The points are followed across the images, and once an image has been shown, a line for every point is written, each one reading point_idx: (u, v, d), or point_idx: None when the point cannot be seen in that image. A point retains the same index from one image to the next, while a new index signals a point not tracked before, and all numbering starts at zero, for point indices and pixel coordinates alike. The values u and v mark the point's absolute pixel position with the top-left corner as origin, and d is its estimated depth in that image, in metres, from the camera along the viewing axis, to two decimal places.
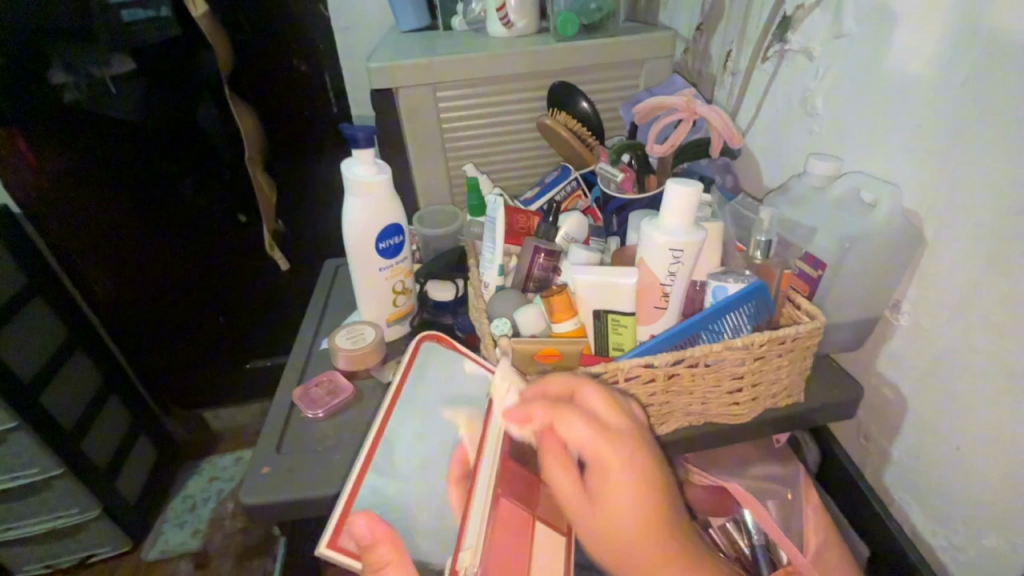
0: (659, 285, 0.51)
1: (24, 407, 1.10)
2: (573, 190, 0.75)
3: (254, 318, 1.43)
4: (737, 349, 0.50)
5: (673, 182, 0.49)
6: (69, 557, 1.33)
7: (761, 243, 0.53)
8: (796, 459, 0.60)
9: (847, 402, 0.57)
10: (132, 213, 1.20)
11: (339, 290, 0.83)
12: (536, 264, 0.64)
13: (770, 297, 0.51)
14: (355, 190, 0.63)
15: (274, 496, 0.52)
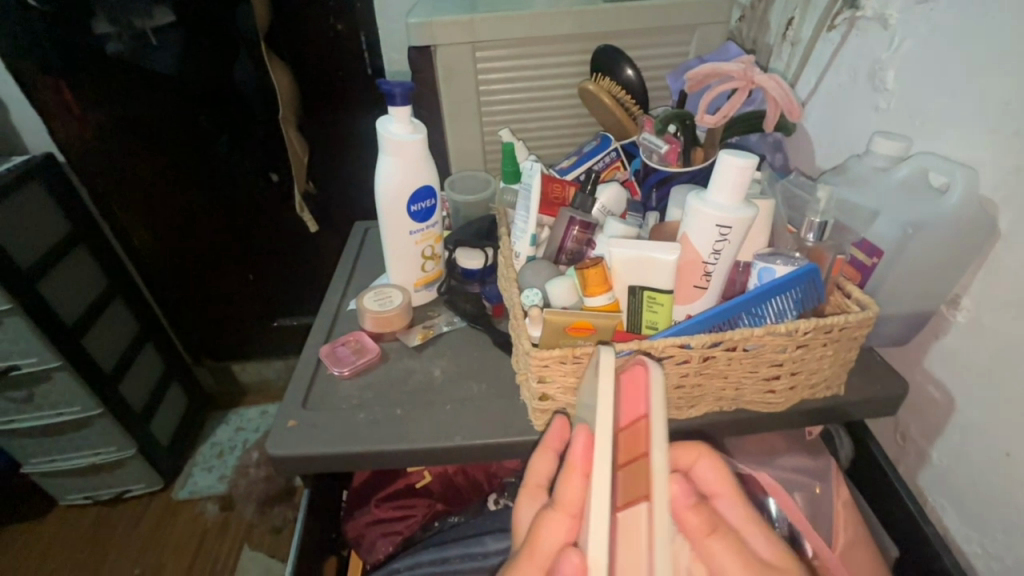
0: (702, 262, 0.49)
1: (68, 349, 1.16)
2: (612, 161, 0.72)
3: (283, 277, 1.46)
4: (780, 334, 0.47)
5: (726, 153, 0.46)
6: (106, 490, 1.42)
7: (814, 224, 0.50)
8: (827, 453, 0.58)
9: (889, 399, 0.54)
10: (170, 165, 1.23)
11: (368, 252, 0.83)
12: (569, 237, 0.62)
13: (821, 282, 0.48)
14: (391, 149, 0.62)
15: (299, 449, 0.53)
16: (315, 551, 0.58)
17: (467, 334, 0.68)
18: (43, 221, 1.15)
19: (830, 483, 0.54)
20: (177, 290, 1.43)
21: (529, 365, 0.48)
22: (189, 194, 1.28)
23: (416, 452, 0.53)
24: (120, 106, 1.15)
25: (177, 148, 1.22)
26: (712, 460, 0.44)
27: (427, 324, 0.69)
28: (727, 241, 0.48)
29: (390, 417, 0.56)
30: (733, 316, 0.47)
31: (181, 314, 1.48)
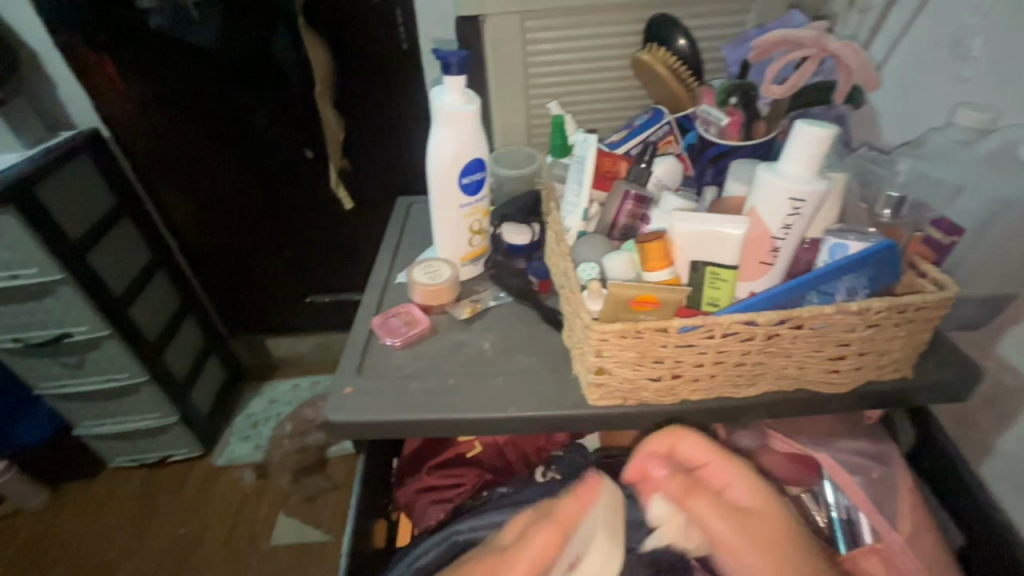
0: (771, 238, 0.47)
1: (117, 318, 1.21)
2: (664, 135, 0.69)
3: (317, 254, 1.48)
4: (851, 313, 0.45)
5: (803, 122, 0.44)
6: (152, 454, 1.48)
7: (891, 199, 0.48)
8: (888, 439, 0.56)
9: (958, 384, 0.52)
10: (210, 141, 1.26)
11: (412, 227, 0.83)
12: (623, 212, 0.61)
13: (898, 260, 0.45)
14: (445, 120, 0.62)
15: (355, 416, 0.54)
16: (368, 516, 0.59)
17: (515, 309, 0.68)
18: (93, 194, 1.20)
19: (894, 468, 0.54)
20: (217, 264, 1.47)
21: (588, 339, 0.48)
22: (229, 169, 1.31)
23: (470, 422, 0.54)
24: (164, 82, 1.17)
25: (218, 123, 1.24)
26: (688, 441, 0.52)
27: (474, 298, 0.69)
28: (800, 216, 0.46)
29: (443, 387, 0.57)
30: (802, 293, 0.46)
31: (220, 288, 1.53)
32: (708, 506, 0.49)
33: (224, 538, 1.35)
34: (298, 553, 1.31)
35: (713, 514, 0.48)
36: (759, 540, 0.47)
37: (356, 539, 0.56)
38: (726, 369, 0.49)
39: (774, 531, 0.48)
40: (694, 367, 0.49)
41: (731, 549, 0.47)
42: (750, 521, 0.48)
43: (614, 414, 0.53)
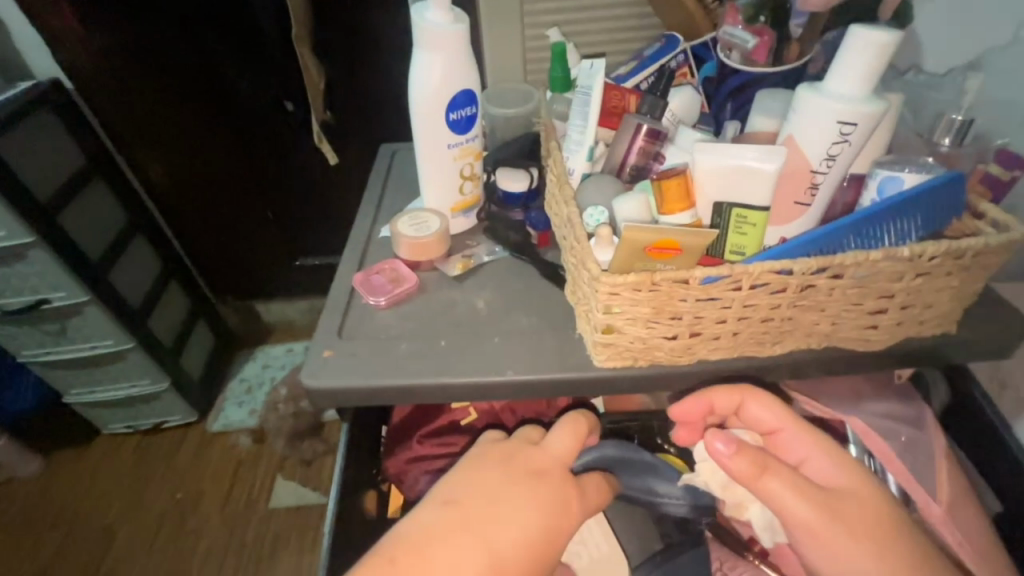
0: (810, 171, 0.41)
1: (93, 282, 1.13)
2: (680, 64, 0.60)
3: (303, 212, 1.39)
4: (900, 259, 0.39)
5: (857, 29, 0.37)
6: (145, 420, 1.44)
7: (953, 124, 0.41)
8: (920, 399, 0.51)
9: (1006, 339, 0.47)
10: (177, 88, 1.15)
11: (397, 176, 0.75)
12: (633, 150, 0.54)
13: (959, 197, 0.39)
14: (431, 44, 0.53)
15: (336, 382, 0.49)
16: (355, 488, 0.55)
17: (511, 264, 0.61)
18: (56, 149, 1.10)
19: (927, 433, 0.48)
20: (196, 226, 1.38)
21: (595, 294, 0.41)
22: (204, 122, 1.20)
23: (463, 387, 0.48)
24: (127, 24, 1.07)
25: (189, 69, 1.13)
26: (759, 400, 0.46)
27: (467, 252, 0.63)
28: (847, 145, 0.39)
29: (434, 349, 0.51)
30: (845, 237, 0.39)
31: (202, 250, 1.44)
32: (785, 486, 0.40)
33: (221, 502, 1.34)
34: (297, 516, 1.30)
35: (792, 500, 0.39)
36: (851, 520, 0.39)
37: (342, 513, 0.52)
38: (750, 326, 0.44)
39: (868, 512, 0.40)
40: (715, 323, 0.43)
41: (819, 538, 0.39)
42: (837, 499, 0.40)
43: (623, 376, 0.47)
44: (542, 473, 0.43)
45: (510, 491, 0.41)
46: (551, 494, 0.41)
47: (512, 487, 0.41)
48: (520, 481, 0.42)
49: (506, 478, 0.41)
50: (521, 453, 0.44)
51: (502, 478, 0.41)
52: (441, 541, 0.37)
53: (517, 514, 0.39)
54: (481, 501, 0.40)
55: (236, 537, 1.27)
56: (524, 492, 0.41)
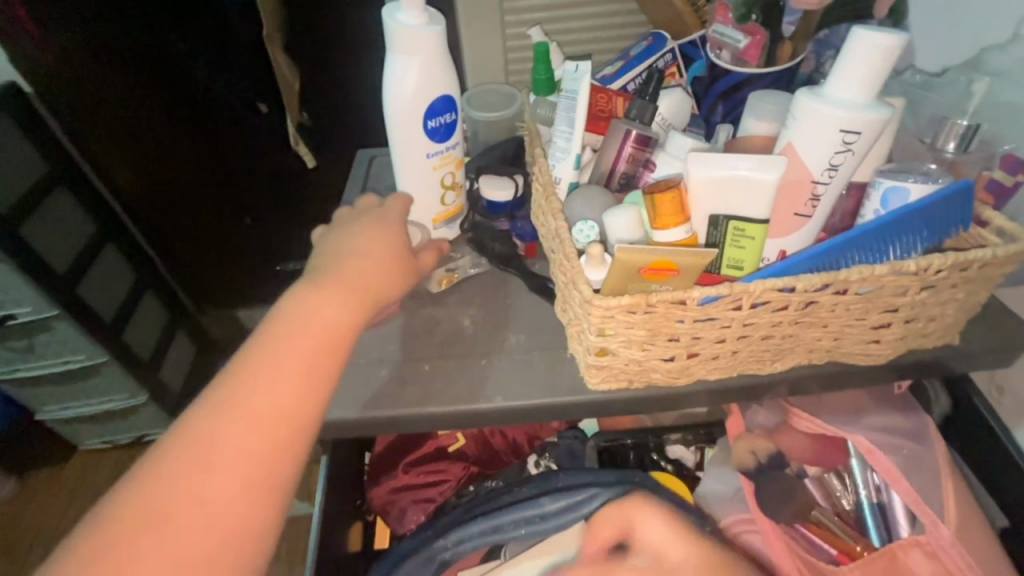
0: (811, 182, 0.38)
1: (62, 296, 1.08)
2: (668, 64, 0.58)
3: (283, 216, 1.33)
4: (906, 273, 0.37)
5: (859, 30, 0.35)
6: (124, 435, 1.39)
7: (958, 130, 0.38)
8: (921, 409, 0.50)
9: (1010, 347, 0.46)
10: (142, 90, 1.09)
11: (375, 185, 0.72)
12: (623, 157, 0.51)
13: (967, 207, 0.37)
14: (406, 46, 0.50)
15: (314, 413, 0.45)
16: (339, 520, 0.52)
17: (497, 278, 0.59)
18: (16, 158, 1.03)
19: (931, 448, 0.47)
20: (170, 234, 1.31)
21: (588, 317, 0.39)
22: (175, 127, 1.15)
23: (449, 415, 0.46)
24: (88, 22, 1.00)
25: (156, 72, 1.07)
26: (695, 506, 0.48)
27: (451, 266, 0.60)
28: (849, 154, 0.37)
29: (417, 374, 0.48)
30: (849, 250, 0.37)
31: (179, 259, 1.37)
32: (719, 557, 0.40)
33: None
34: None
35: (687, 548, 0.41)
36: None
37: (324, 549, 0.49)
38: (751, 345, 0.42)
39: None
40: (714, 343, 0.41)
41: None
42: None
43: (618, 398, 0.45)
44: (364, 251, 0.45)
45: (339, 274, 0.43)
46: (394, 266, 0.46)
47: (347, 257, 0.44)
48: (350, 253, 0.45)
49: (328, 277, 0.42)
50: (347, 238, 0.47)
51: (313, 287, 0.41)
52: (274, 380, 0.36)
53: (366, 281, 0.43)
54: (309, 309, 0.39)
55: None
56: (359, 267, 0.44)
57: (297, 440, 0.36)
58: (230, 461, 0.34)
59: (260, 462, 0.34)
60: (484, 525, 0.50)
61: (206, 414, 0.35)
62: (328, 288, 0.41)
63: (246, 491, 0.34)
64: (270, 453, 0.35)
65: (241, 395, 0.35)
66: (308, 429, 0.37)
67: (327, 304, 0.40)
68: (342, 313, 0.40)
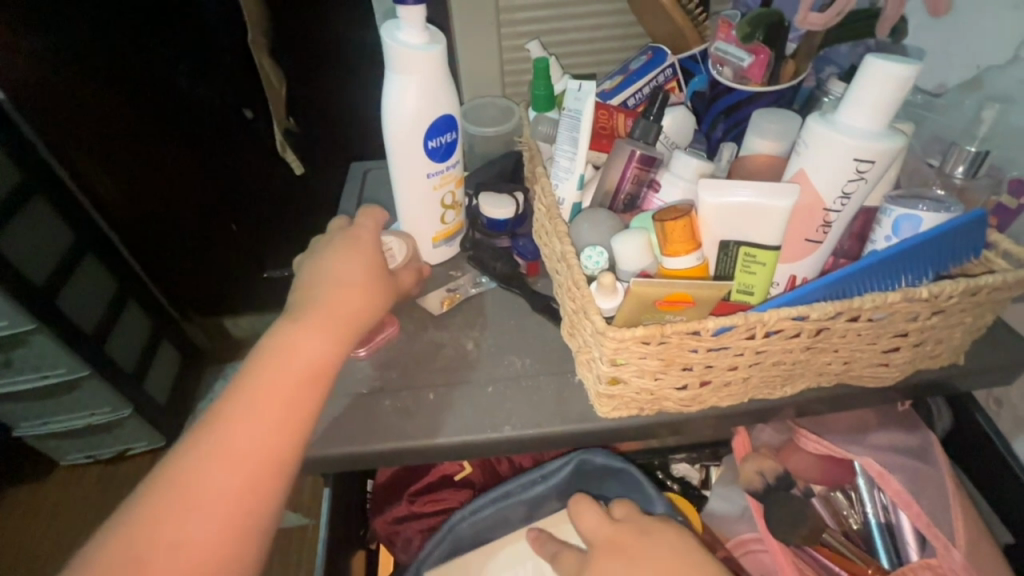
0: (823, 209, 0.38)
1: (42, 310, 1.04)
2: (668, 79, 0.58)
3: (271, 224, 1.30)
4: (917, 300, 0.37)
5: (872, 59, 0.35)
6: (108, 449, 1.35)
7: (967, 155, 0.38)
8: (925, 426, 0.50)
9: (1011, 366, 0.46)
10: (124, 98, 1.06)
11: (370, 200, 0.70)
12: (628, 177, 0.50)
13: (978, 234, 0.37)
14: (405, 65, 0.48)
15: (315, 445, 0.44)
16: (342, 550, 0.50)
17: (500, 297, 0.58)
18: None
19: (936, 467, 0.47)
20: (154, 244, 1.28)
21: (600, 348, 0.38)
22: (156, 134, 1.11)
23: (455, 446, 0.44)
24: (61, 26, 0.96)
25: (136, 77, 1.04)
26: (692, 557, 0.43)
27: (452, 286, 0.59)
28: (862, 181, 0.37)
29: (423, 403, 0.47)
30: (861, 279, 0.37)
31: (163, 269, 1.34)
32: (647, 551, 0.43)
33: None
34: None
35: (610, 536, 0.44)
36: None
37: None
38: (762, 371, 0.41)
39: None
40: (727, 370, 0.40)
41: None
42: None
43: (627, 425, 0.45)
44: (346, 279, 0.44)
45: (326, 304, 0.42)
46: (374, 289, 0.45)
47: (330, 288, 0.43)
48: (329, 280, 0.44)
49: (309, 310, 0.42)
50: (326, 260, 0.46)
51: (295, 323, 0.41)
52: (255, 414, 0.38)
53: (353, 310, 0.43)
54: (289, 342, 0.40)
55: None
56: (346, 296, 0.43)
57: (282, 468, 0.38)
58: (212, 499, 0.36)
59: (237, 500, 0.36)
60: (495, 492, 0.52)
61: (195, 445, 0.37)
62: (316, 325, 0.41)
63: (227, 525, 0.36)
64: (253, 489, 0.37)
65: (224, 429, 0.37)
66: (290, 465, 0.38)
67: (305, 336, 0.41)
68: (322, 347, 0.41)
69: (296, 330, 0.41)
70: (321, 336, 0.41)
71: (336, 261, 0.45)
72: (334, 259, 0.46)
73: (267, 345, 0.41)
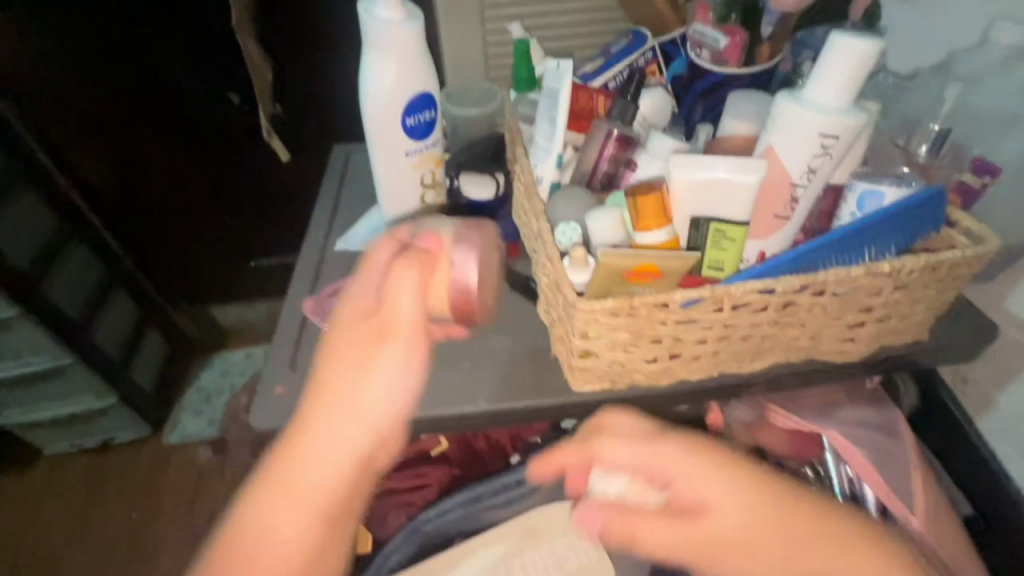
0: (790, 185, 0.39)
1: (25, 296, 1.05)
2: (648, 63, 0.58)
3: (257, 211, 1.28)
4: (879, 274, 0.38)
5: (837, 36, 0.35)
6: (92, 437, 1.34)
7: (930, 133, 0.39)
8: (892, 403, 0.52)
9: (976, 343, 0.47)
10: (105, 81, 1.05)
11: (352, 183, 0.70)
12: (605, 156, 0.51)
13: (939, 209, 0.38)
14: (382, 43, 0.49)
15: (294, 419, 0.44)
16: None
17: None
18: None
19: (899, 441, 0.49)
20: (137, 232, 1.25)
21: (571, 320, 0.39)
22: (140, 117, 1.10)
23: (430, 421, 0.45)
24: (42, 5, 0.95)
25: (119, 59, 1.03)
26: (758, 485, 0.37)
27: None
28: (827, 157, 0.37)
29: None
30: (827, 253, 0.38)
31: (147, 257, 1.31)
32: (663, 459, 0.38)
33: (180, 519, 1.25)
34: None
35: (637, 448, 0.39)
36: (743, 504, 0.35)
37: None
38: (731, 345, 0.42)
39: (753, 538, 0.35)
40: (696, 344, 0.41)
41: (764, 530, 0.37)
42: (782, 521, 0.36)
43: (600, 400, 0.45)
44: (353, 336, 0.38)
45: (334, 374, 0.37)
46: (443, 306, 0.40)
47: (332, 352, 0.38)
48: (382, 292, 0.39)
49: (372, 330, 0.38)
50: (388, 277, 0.39)
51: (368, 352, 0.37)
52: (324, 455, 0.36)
53: (359, 377, 0.37)
54: (356, 375, 0.37)
55: None
56: (353, 360, 0.37)
57: (336, 531, 0.37)
58: (286, 547, 0.35)
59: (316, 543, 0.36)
60: (467, 495, 0.50)
61: (272, 485, 0.36)
62: (323, 403, 0.36)
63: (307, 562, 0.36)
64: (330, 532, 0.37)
65: (292, 474, 0.36)
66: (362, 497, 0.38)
67: (374, 368, 0.37)
68: (398, 380, 0.37)
69: (309, 412, 0.37)
70: (365, 405, 0.36)
71: (343, 310, 0.39)
72: (341, 309, 0.39)
73: (288, 428, 0.37)
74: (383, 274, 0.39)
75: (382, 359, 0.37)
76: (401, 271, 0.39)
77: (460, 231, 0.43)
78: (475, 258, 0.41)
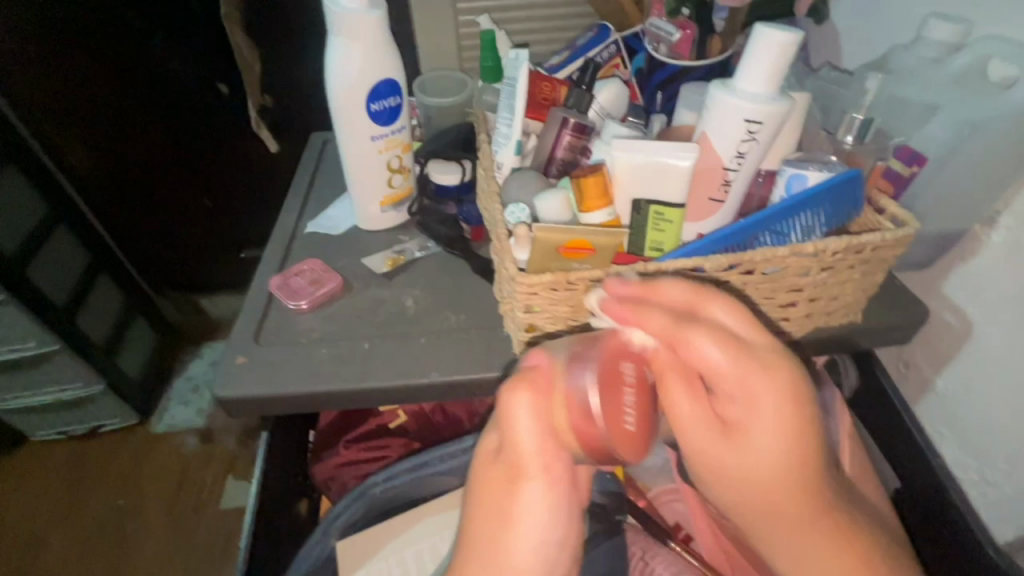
0: (723, 168, 0.41)
1: (13, 281, 1.05)
2: (612, 56, 0.59)
3: (245, 202, 1.29)
4: (806, 255, 0.41)
5: (763, 27, 0.38)
6: (79, 424, 1.35)
7: (855, 123, 0.42)
8: (832, 382, 0.54)
9: (908, 325, 0.50)
10: (93, 69, 1.06)
11: (325, 171, 0.72)
12: (561, 144, 0.52)
13: (858, 192, 0.41)
14: (346, 29, 0.51)
15: (257, 389, 0.46)
16: (279, 496, 0.53)
17: (443, 261, 0.60)
18: None
19: (836, 418, 0.51)
20: (124, 221, 1.27)
21: (514, 294, 0.41)
22: (128, 106, 1.11)
23: (386, 391, 0.47)
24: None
25: (107, 47, 1.04)
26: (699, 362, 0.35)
27: (398, 248, 0.61)
28: (755, 142, 0.40)
29: (358, 352, 0.49)
30: (755, 233, 0.40)
31: (135, 245, 1.32)
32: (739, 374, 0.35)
33: (166, 504, 1.27)
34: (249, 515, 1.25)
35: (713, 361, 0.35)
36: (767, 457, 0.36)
37: (265, 520, 0.50)
38: None
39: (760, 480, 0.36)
40: None
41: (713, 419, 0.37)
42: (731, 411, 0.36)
43: None
44: (492, 467, 0.37)
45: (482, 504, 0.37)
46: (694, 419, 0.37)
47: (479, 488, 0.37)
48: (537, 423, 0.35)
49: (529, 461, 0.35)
50: (536, 410, 0.35)
51: (541, 486, 0.35)
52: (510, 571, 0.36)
53: (511, 520, 0.36)
54: (514, 504, 0.36)
55: (184, 540, 1.21)
56: (494, 503, 0.36)
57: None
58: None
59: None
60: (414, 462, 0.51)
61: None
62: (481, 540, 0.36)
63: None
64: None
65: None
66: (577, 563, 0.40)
67: (540, 492, 0.35)
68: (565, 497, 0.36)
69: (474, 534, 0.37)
70: (536, 517, 0.36)
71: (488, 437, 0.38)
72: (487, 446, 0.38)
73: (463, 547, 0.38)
74: (498, 411, 0.36)
75: (523, 492, 0.35)
76: (515, 401, 0.35)
77: (573, 349, 0.35)
78: (596, 379, 0.33)
